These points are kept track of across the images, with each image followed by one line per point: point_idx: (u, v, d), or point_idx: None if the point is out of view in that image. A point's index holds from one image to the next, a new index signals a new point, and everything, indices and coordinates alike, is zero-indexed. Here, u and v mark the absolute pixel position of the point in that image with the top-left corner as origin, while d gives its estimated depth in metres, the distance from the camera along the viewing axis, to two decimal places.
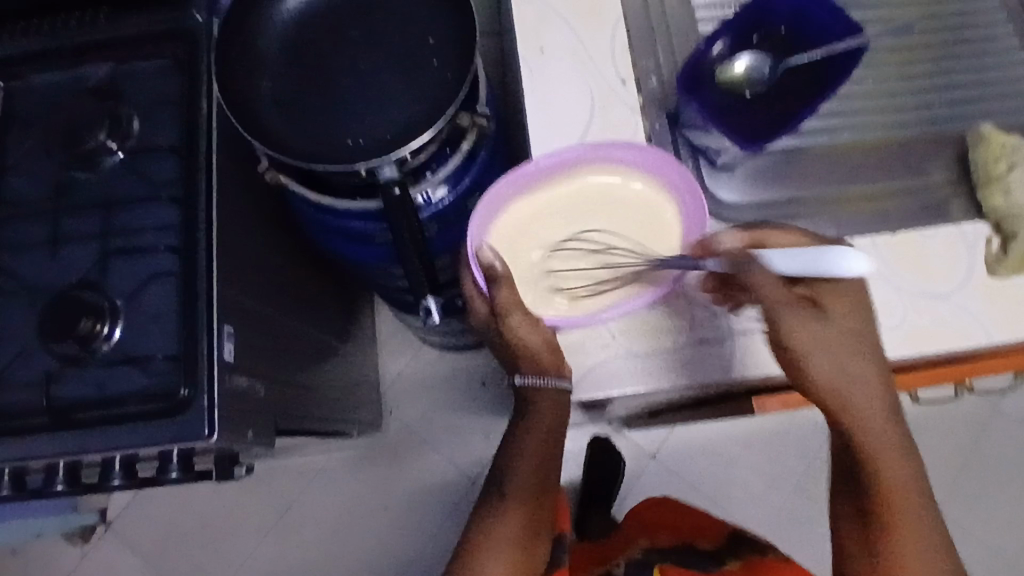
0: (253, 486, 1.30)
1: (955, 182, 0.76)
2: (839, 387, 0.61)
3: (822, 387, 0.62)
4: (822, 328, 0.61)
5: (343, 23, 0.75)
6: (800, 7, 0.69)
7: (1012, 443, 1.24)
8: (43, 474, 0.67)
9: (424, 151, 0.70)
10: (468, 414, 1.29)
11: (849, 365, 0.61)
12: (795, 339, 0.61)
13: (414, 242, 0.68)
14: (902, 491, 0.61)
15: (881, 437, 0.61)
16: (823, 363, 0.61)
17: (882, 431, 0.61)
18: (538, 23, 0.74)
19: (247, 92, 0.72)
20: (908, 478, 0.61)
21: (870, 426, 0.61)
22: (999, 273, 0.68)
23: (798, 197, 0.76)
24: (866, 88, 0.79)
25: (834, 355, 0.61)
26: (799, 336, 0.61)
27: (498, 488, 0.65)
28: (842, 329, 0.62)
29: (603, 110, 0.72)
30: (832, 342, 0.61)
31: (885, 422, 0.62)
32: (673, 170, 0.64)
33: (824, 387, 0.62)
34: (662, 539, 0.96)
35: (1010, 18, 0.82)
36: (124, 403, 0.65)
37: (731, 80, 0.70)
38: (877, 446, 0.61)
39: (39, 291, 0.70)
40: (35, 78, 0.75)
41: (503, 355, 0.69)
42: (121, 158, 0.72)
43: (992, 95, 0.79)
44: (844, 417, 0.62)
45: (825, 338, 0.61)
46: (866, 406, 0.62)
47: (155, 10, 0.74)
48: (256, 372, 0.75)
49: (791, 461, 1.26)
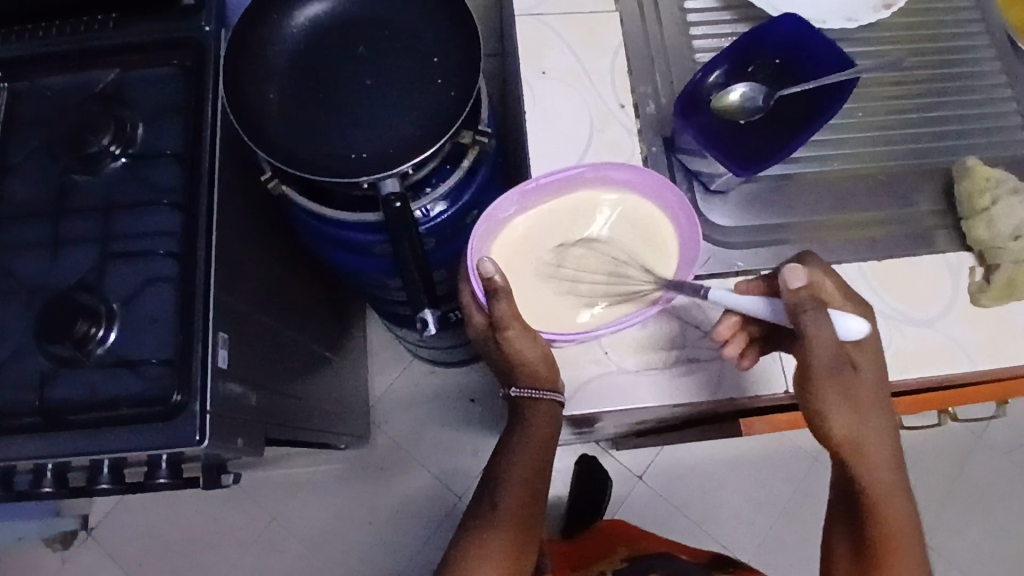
0: (238, 497, 1.30)
1: (941, 213, 0.78)
2: (854, 435, 0.63)
3: (839, 435, 0.63)
4: (849, 383, 0.62)
5: (350, 40, 0.77)
6: (794, 41, 0.72)
7: (995, 471, 1.26)
8: (31, 475, 0.67)
9: (425, 165, 0.72)
10: (458, 429, 1.30)
11: (867, 416, 0.63)
12: (822, 388, 0.62)
13: (414, 254, 0.69)
14: (901, 535, 0.61)
15: (887, 485, 0.63)
16: (843, 413, 0.63)
17: (890, 480, 0.63)
18: (541, 46, 0.77)
19: (253, 103, 0.74)
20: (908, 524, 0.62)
21: (878, 474, 0.63)
22: (982, 302, 0.71)
23: (790, 223, 0.77)
24: (857, 119, 0.81)
25: (853, 406, 0.62)
26: (828, 386, 0.62)
27: (489, 498, 0.65)
28: (866, 383, 0.63)
29: (602, 132, 0.74)
30: (855, 394, 0.62)
31: (892, 471, 0.63)
32: (669, 193, 0.66)
33: (841, 435, 0.63)
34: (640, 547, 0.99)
35: (997, 57, 0.85)
36: (116, 406, 0.65)
37: (726, 107, 0.72)
38: (881, 479, 0.63)
39: (36, 292, 0.70)
40: (40, 80, 0.76)
41: (498, 367, 0.70)
42: (124, 162, 0.73)
43: (979, 131, 0.81)
44: (854, 462, 0.63)
45: (849, 389, 0.62)
46: (875, 454, 0.63)
47: (165, 19, 0.75)
48: (249, 380, 0.75)
49: (777, 485, 1.27)
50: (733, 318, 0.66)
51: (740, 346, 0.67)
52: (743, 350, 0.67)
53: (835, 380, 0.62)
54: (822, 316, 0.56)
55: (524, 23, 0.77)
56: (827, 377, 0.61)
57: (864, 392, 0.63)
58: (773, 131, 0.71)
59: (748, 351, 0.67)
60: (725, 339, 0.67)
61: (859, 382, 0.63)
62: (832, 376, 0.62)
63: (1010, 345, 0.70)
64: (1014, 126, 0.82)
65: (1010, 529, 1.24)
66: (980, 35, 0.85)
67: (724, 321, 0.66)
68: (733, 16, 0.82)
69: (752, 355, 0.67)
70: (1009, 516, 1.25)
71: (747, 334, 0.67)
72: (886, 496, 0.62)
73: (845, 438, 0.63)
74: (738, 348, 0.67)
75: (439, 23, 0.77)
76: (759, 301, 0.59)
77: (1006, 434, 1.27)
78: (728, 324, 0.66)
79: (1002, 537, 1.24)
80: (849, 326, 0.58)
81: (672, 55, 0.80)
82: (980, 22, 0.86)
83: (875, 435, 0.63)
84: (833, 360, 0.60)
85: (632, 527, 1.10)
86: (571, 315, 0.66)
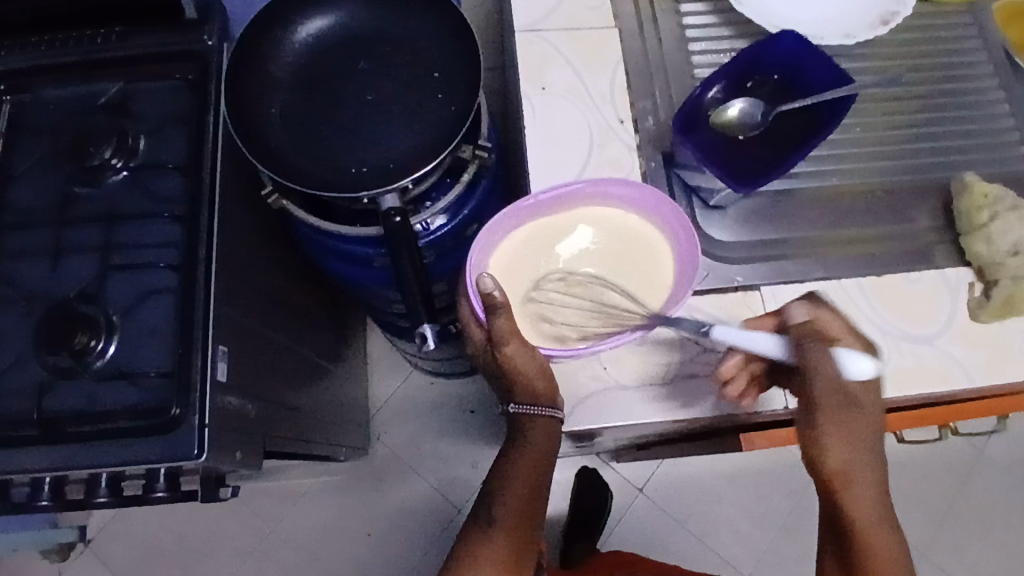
0: (236, 508, 1.29)
1: (940, 228, 0.78)
2: (849, 474, 0.61)
3: (835, 472, 0.61)
4: (845, 415, 0.61)
5: (352, 54, 0.77)
6: (793, 58, 0.73)
7: (996, 486, 1.25)
8: (29, 487, 0.66)
9: (425, 180, 0.73)
10: (457, 442, 1.29)
11: (864, 454, 0.61)
12: (822, 424, 0.61)
13: (414, 268, 0.69)
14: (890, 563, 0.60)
15: (871, 512, 0.62)
16: (840, 451, 0.61)
17: (877, 512, 0.62)
18: (542, 62, 0.77)
19: (254, 115, 0.74)
20: (893, 551, 0.61)
21: (864, 508, 0.62)
22: (981, 319, 0.71)
23: (790, 238, 0.77)
24: (856, 134, 0.81)
25: (852, 443, 0.61)
26: (827, 421, 0.61)
27: (487, 515, 0.65)
28: (865, 419, 0.61)
29: (602, 147, 0.75)
30: (856, 432, 0.61)
31: (878, 504, 0.62)
32: (667, 209, 0.66)
33: (836, 473, 0.61)
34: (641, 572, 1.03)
35: (995, 73, 0.85)
36: (114, 418, 0.65)
37: (724, 124, 0.72)
38: (867, 514, 0.61)
39: (35, 303, 0.70)
40: (42, 92, 0.76)
41: (497, 382, 0.70)
42: (126, 174, 0.74)
43: (976, 146, 0.82)
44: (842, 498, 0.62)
45: (850, 427, 0.61)
46: (866, 489, 0.62)
47: (169, 32, 0.76)
48: (248, 392, 0.75)
49: (778, 500, 1.26)
50: (739, 357, 0.66)
51: (742, 386, 0.67)
52: (743, 389, 0.67)
53: (837, 417, 0.61)
54: (825, 354, 0.60)
55: (525, 38, 0.77)
56: (827, 412, 0.61)
57: (863, 430, 0.61)
58: (772, 147, 0.72)
59: (749, 389, 0.67)
60: (726, 379, 0.67)
61: (859, 419, 0.61)
62: (831, 411, 0.61)
63: (1009, 362, 0.70)
64: (1013, 142, 0.82)
65: (1011, 546, 1.24)
66: (977, 51, 0.86)
67: (729, 360, 0.66)
68: (733, 31, 0.82)
69: (752, 394, 0.67)
70: (1011, 531, 1.24)
71: (750, 373, 0.66)
72: (871, 528, 0.61)
73: (841, 477, 0.61)
74: (738, 388, 0.67)
75: (440, 37, 0.77)
76: (771, 339, 0.61)
77: (1006, 449, 1.26)
78: (733, 362, 0.66)
79: (1004, 552, 1.23)
80: (857, 365, 0.60)
81: (672, 70, 0.80)
82: (977, 39, 0.86)
83: (870, 471, 0.62)
84: (835, 398, 0.61)
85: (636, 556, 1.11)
86: (574, 326, 0.65)
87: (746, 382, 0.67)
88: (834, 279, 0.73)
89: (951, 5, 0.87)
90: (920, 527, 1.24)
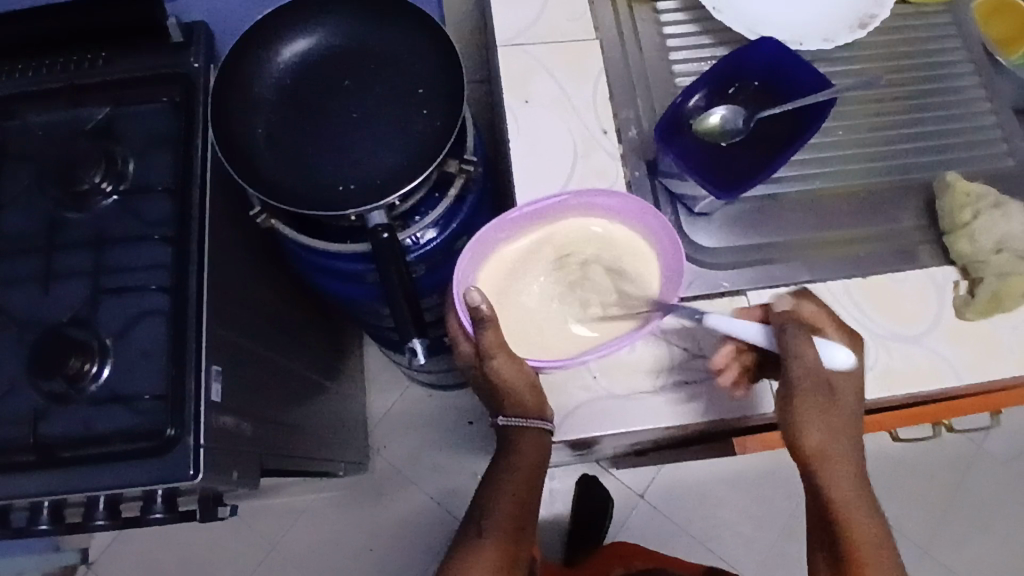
0: (239, 526, 1.29)
1: (925, 228, 0.78)
2: (830, 455, 0.62)
3: (815, 455, 0.62)
4: (826, 405, 0.62)
5: (335, 73, 0.78)
6: (772, 63, 0.74)
7: (997, 481, 1.25)
8: (28, 512, 0.67)
9: (412, 196, 0.73)
10: (457, 453, 1.30)
11: (842, 436, 0.63)
12: (795, 411, 0.62)
13: (402, 284, 0.70)
14: (872, 545, 0.61)
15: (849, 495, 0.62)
16: (819, 434, 0.62)
17: (857, 493, 0.62)
18: (525, 75, 0.78)
19: (241, 136, 0.74)
20: (875, 534, 0.61)
21: (844, 491, 0.62)
22: (968, 316, 0.71)
23: (775, 242, 0.78)
24: (839, 137, 0.82)
25: (830, 426, 0.62)
26: (805, 406, 0.61)
27: (477, 525, 0.66)
28: (843, 403, 0.63)
29: (586, 158, 0.75)
30: (833, 416, 0.62)
31: (857, 486, 0.63)
32: (651, 218, 0.66)
33: (817, 455, 0.62)
34: (637, 565, 1.06)
35: (976, 71, 0.86)
36: (110, 441, 0.65)
37: (707, 130, 0.72)
38: (845, 495, 0.62)
39: (28, 329, 0.70)
40: (31, 118, 0.77)
41: (485, 394, 0.70)
42: (116, 199, 0.74)
43: (960, 145, 0.82)
44: (822, 479, 0.63)
45: (829, 412, 0.62)
46: (845, 472, 0.63)
47: (154, 55, 0.76)
48: (243, 412, 0.75)
49: (778, 501, 1.26)
50: (732, 347, 0.68)
51: (735, 375, 0.68)
52: (737, 379, 0.69)
53: (811, 402, 0.61)
54: (807, 341, 0.61)
55: (507, 53, 0.78)
56: (803, 396, 0.61)
57: (840, 415, 0.63)
58: (755, 152, 0.73)
59: (741, 379, 0.69)
60: (720, 369, 0.68)
61: (835, 403, 0.63)
62: (808, 395, 0.61)
63: (998, 360, 0.70)
64: (994, 139, 0.83)
65: (1013, 540, 1.24)
66: (958, 51, 0.87)
67: (722, 350, 0.68)
68: (713, 39, 0.83)
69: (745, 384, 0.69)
70: (1012, 525, 1.24)
71: (742, 363, 0.68)
72: (854, 513, 0.62)
73: (822, 459, 0.62)
74: (732, 376, 0.68)
75: (422, 53, 0.78)
76: (755, 327, 0.63)
77: (1006, 443, 1.26)
78: (726, 352, 0.68)
79: (1005, 546, 1.24)
80: (834, 356, 0.61)
81: (653, 79, 0.81)
82: (957, 38, 0.87)
83: (846, 454, 0.63)
84: (813, 382, 0.61)
85: (638, 549, 1.11)
86: (568, 335, 0.66)
87: (739, 373, 0.69)
88: (820, 280, 0.74)
89: (929, 5, 0.88)
90: (923, 524, 1.24)
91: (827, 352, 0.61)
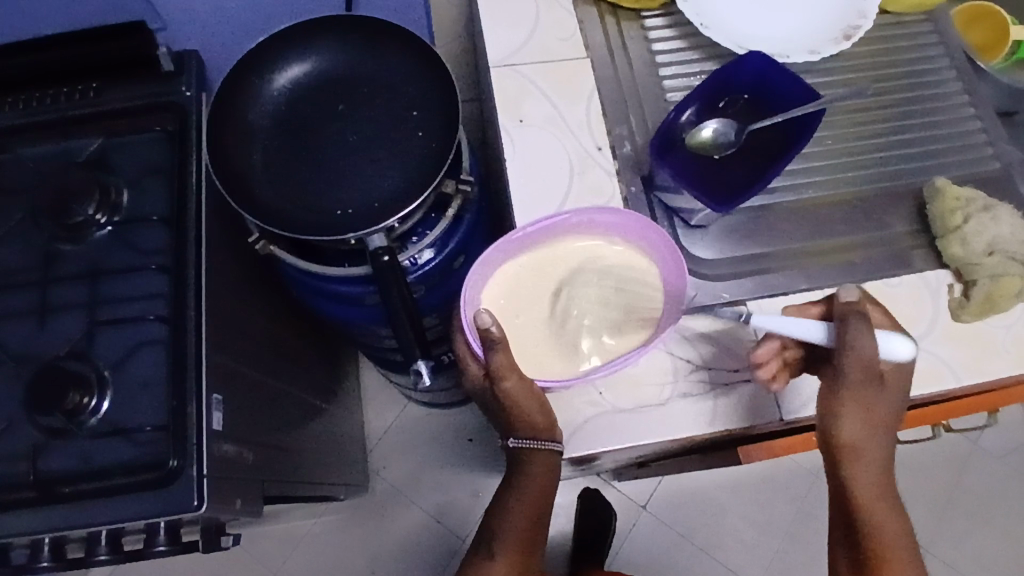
0: (240, 553, 1.27)
1: (916, 233, 0.80)
2: (858, 445, 0.65)
3: (846, 445, 0.65)
4: (868, 400, 0.64)
5: (330, 98, 0.78)
6: (761, 75, 0.75)
7: (994, 478, 1.27)
8: (29, 550, 0.65)
9: (411, 218, 0.73)
10: (457, 471, 1.29)
11: (875, 431, 0.65)
12: (844, 400, 0.64)
13: (405, 306, 0.70)
14: (895, 547, 0.63)
15: (872, 487, 0.65)
16: (856, 423, 0.64)
17: (880, 491, 0.65)
18: (519, 96, 0.79)
19: (238, 163, 0.75)
20: (898, 538, 0.64)
21: (870, 487, 0.65)
22: (964, 319, 0.72)
23: (771, 252, 0.79)
24: (828, 146, 0.83)
25: (866, 420, 0.65)
26: (850, 396, 0.64)
27: (487, 547, 0.68)
28: (884, 399, 0.65)
29: (582, 176, 0.76)
30: (870, 410, 0.64)
31: (881, 482, 0.65)
32: (652, 232, 0.67)
33: (848, 447, 0.65)
34: None
35: (959, 77, 0.87)
36: (112, 474, 0.64)
37: (699, 144, 0.73)
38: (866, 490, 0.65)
39: (26, 363, 0.69)
40: (23, 152, 0.76)
41: (495, 417, 0.71)
42: (110, 230, 0.74)
43: (945, 150, 0.84)
44: (851, 471, 0.65)
45: (868, 403, 0.64)
46: (869, 472, 0.65)
47: (145, 85, 0.76)
48: (244, 440, 0.75)
49: (779, 507, 1.27)
50: (777, 342, 0.67)
51: (773, 370, 0.67)
52: (774, 374, 0.67)
53: (861, 396, 0.64)
54: (867, 333, 0.61)
55: (500, 73, 0.79)
56: (851, 389, 0.64)
57: (880, 409, 0.65)
58: (747, 164, 0.74)
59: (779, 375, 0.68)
60: (759, 362, 0.67)
61: (879, 397, 0.65)
62: (853, 388, 0.64)
63: (995, 360, 0.72)
64: (979, 144, 0.85)
65: (1014, 536, 1.24)
66: (940, 58, 0.88)
67: (766, 343, 0.67)
68: (701, 54, 0.84)
69: (782, 378, 0.68)
70: (1011, 521, 1.25)
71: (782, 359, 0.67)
72: (877, 509, 0.64)
73: (852, 449, 0.65)
74: (770, 371, 0.67)
75: (417, 77, 0.78)
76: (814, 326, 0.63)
77: (1002, 440, 1.28)
78: (770, 345, 0.66)
79: (1006, 543, 1.24)
80: (894, 347, 0.62)
81: (645, 95, 0.82)
82: (939, 45, 0.89)
83: (876, 451, 0.65)
84: (863, 375, 0.62)
85: None
86: (578, 359, 0.67)
87: (779, 368, 0.68)
88: (817, 289, 0.76)
89: (911, 14, 0.90)
90: (924, 523, 1.25)
91: (887, 342, 0.62)
